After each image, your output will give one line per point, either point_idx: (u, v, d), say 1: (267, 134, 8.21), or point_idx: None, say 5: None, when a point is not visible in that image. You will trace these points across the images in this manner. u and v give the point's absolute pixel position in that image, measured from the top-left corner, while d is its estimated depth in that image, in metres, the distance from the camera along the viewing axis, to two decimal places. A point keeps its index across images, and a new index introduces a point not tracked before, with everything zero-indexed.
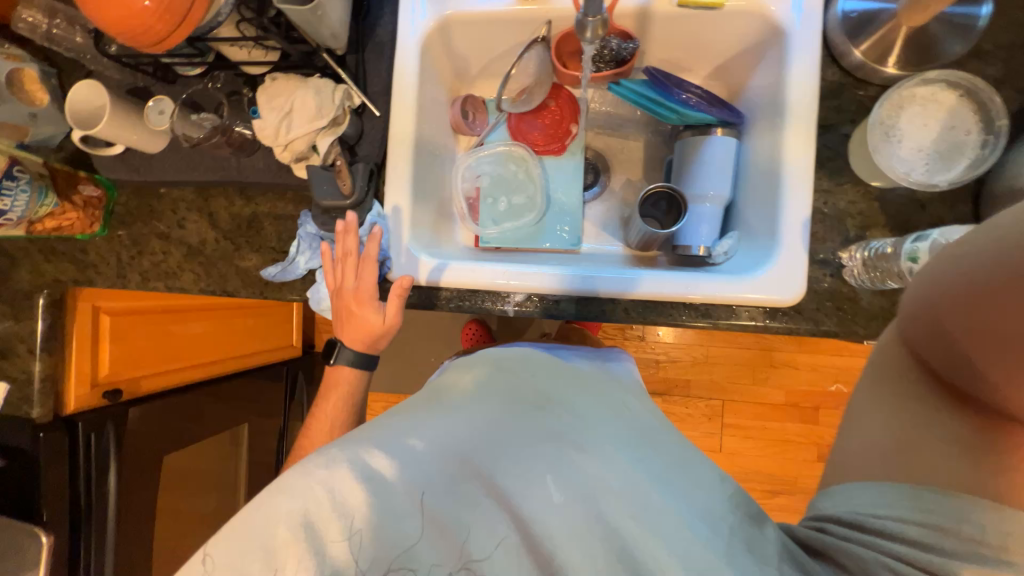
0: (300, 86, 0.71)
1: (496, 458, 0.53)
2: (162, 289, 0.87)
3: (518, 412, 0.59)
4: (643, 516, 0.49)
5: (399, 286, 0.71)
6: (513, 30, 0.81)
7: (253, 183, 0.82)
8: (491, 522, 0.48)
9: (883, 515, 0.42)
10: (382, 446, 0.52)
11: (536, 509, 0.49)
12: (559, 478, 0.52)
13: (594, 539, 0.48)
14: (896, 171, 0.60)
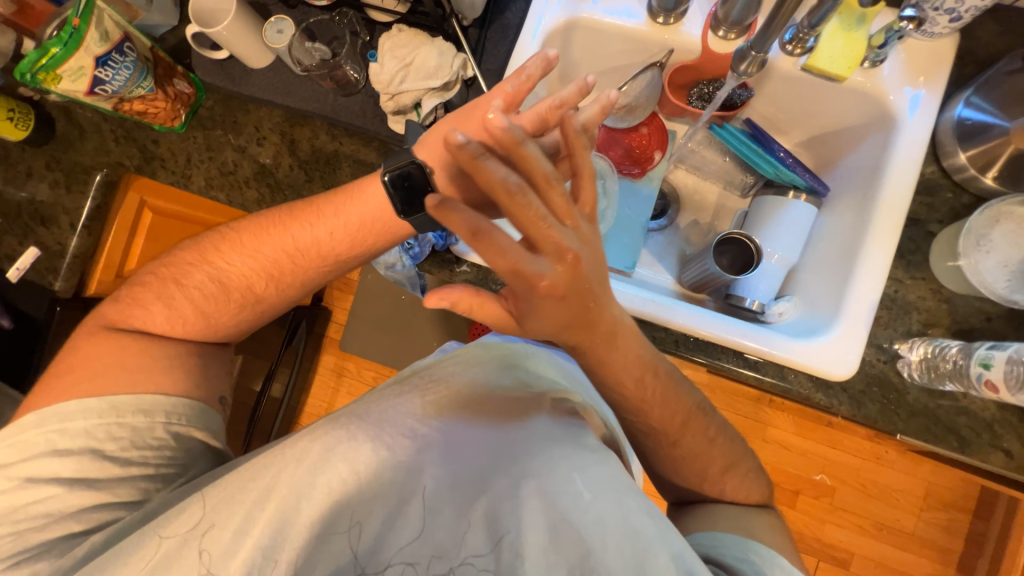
0: (425, 43, 0.72)
1: (511, 461, 0.59)
2: (222, 199, 0.87)
3: (535, 415, 0.65)
4: (660, 528, 0.55)
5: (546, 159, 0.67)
6: (634, 48, 0.82)
7: (343, 123, 0.83)
8: (510, 517, 0.55)
9: (721, 546, 0.60)
10: (395, 434, 0.58)
11: (565, 504, 0.55)
12: (585, 479, 0.58)
13: (618, 537, 0.53)
14: (982, 280, 0.62)
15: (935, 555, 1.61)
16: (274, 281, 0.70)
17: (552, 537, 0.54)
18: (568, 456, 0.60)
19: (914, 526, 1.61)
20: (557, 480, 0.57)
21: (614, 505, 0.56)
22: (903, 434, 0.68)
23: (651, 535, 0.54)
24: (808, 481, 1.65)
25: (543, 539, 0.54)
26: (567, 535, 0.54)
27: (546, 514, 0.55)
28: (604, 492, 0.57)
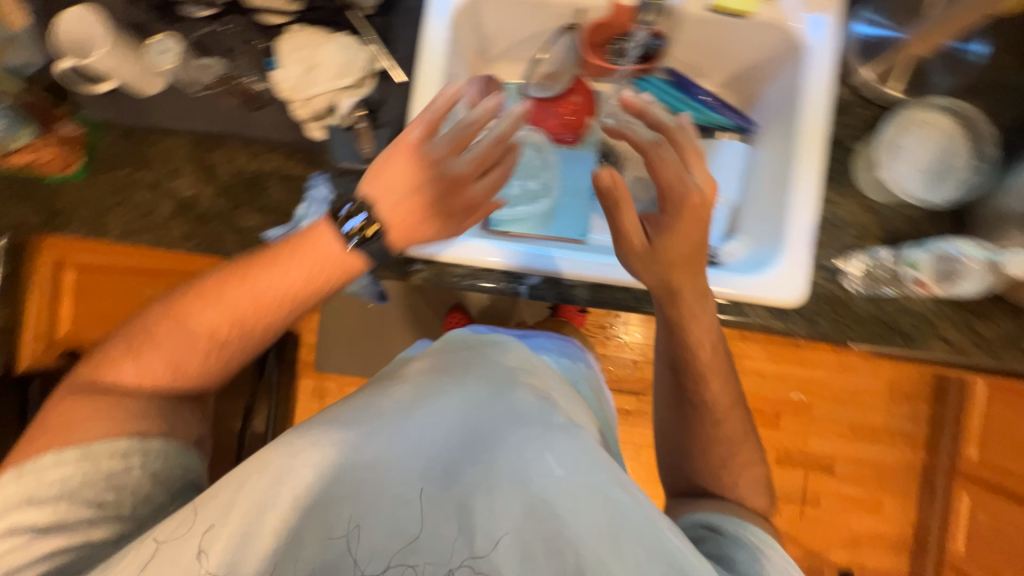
0: (326, 41, 0.70)
1: (485, 447, 0.56)
2: (144, 243, 0.80)
3: (505, 399, 0.62)
4: (640, 503, 0.52)
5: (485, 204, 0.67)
6: (540, 15, 0.82)
7: (260, 140, 0.78)
8: (486, 508, 0.51)
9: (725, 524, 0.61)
10: (362, 438, 0.56)
11: (539, 484, 0.52)
12: (557, 455, 0.54)
13: (594, 510, 0.51)
14: (900, 184, 0.67)
15: (906, 443, 1.75)
16: (241, 328, 0.64)
17: (532, 527, 0.50)
18: (539, 434, 0.57)
19: (884, 421, 1.75)
20: (531, 462, 0.54)
21: (589, 482, 0.52)
22: (857, 344, 0.73)
23: (629, 508, 0.51)
24: (786, 402, 1.76)
25: (521, 527, 0.50)
26: (546, 521, 0.50)
27: (521, 501, 0.52)
28: (577, 470, 0.53)
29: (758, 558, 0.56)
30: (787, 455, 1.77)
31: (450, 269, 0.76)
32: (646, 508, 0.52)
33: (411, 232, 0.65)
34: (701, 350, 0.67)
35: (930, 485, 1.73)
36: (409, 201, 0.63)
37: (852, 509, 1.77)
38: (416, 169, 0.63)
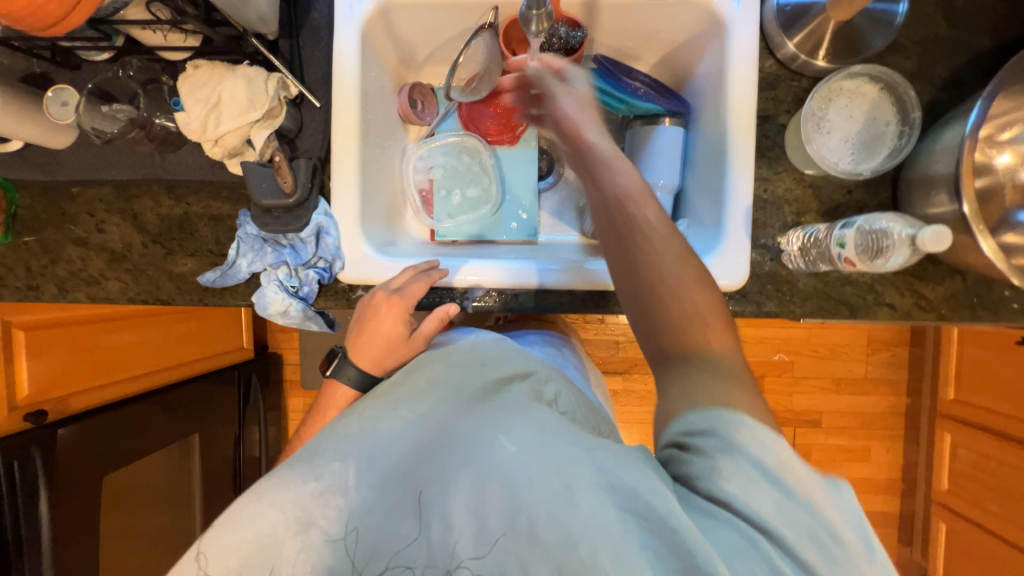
0: (227, 74, 0.65)
1: (450, 444, 0.53)
2: (84, 300, 0.79)
3: (463, 389, 0.59)
4: (620, 461, 0.46)
5: (445, 312, 0.70)
6: (458, 16, 0.78)
7: (182, 182, 0.75)
8: (458, 510, 0.49)
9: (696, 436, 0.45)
10: (318, 459, 0.51)
11: (502, 474, 0.49)
12: (511, 435, 0.51)
13: (548, 478, 0.47)
14: (826, 161, 0.64)
15: (889, 390, 1.76)
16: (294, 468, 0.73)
17: (510, 512, 0.47)
18: (494, 421, 0.54)
19: (866, 372, 1.75)
20: (492, 452, 0.51)
21: (553, 452, 0.49)
22: (804, 318, 0.73)
23: (608, 470, 0.46)
24: (769, 363, 1.76)
25: (499, 515, 0.48)
26: (523, 504, 0.47)
27: (494, 488, 0.49)
28: (536, 445, 0.50)
29: (727, 481, 0.41)
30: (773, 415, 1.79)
31: None
32: (623, 462, 0.46)
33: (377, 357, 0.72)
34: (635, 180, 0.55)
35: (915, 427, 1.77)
36: (388, 336, 0.71)
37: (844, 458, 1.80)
38: (400, 340, 0.71)
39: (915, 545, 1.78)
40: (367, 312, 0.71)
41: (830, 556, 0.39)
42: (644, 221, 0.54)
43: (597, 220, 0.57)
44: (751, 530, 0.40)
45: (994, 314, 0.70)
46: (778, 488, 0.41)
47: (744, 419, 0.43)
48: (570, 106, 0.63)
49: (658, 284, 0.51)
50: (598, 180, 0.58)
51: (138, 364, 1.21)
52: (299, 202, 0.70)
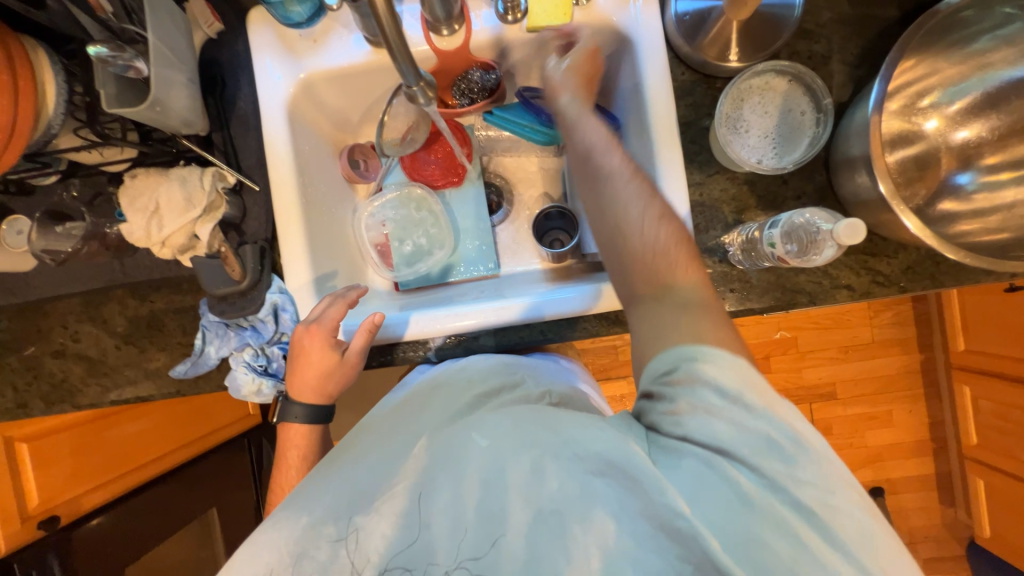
0: (162, 180, 0.68)
1: (434, 460, 0.57)
2: (70, 408, 0.82)
3: (442, 405, 0.65)
4: (585, 428, 0.52)
5: (371, 321, 0.71)
6: (379, 77, 0.81)
7: (143, 282, 0.78)
8: (443, 507, 0.53)
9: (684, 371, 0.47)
10: (318, 490, 0.57)
11: (478, 467, 0.55)
12: (482, 432, 0.57)
13: (520, 459, 0.53)
14: (747, 161, 0.66)
15: (900, 349, 1.69)
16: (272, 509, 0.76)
17: (489, 504, 0.52)
18: (466, 426, 0.59)
19: (872, 335, 1.68)
20: (463, 450, 0.56)
21: (521, 439, 0.55)
22: (766, 312, 0.72)
23: (569, 440, 0.52)
24: (772, 343, 1.70)
25: (480, 512, 0.52)
26: (496, 492, 0.53)
27: (476, 484, 0.54)
28: (505, 437, 0.55)
29: (700, 418, 0.46)
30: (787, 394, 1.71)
31: None
32: (585, 431, 0.52)
33: (315, 386, 0.73)
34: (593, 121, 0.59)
35: (934, 383, 1.70)
36: (321, 364, 0.71)
37: (867, 426, 1.72)
38: (334, 365, 0.71)
39: (959, 505, 1.69)
40: (294, 348, 0.72)
41: (797, 468, 0.44)
42: (635, 213, 0.54)
43: (596, 212, 0.56)
44: (726, 463, 0.45)
45: (955, 279, 0.69)
46: (749, 414, 0.45)
47: (709, 356, 0.47)
48: (591, 130, 0.59)
49: (643, 262, 0.53)
50: (601, 190, 0.56)
51: (147, 451, 1.23)
52: (251, 284, 0.73)
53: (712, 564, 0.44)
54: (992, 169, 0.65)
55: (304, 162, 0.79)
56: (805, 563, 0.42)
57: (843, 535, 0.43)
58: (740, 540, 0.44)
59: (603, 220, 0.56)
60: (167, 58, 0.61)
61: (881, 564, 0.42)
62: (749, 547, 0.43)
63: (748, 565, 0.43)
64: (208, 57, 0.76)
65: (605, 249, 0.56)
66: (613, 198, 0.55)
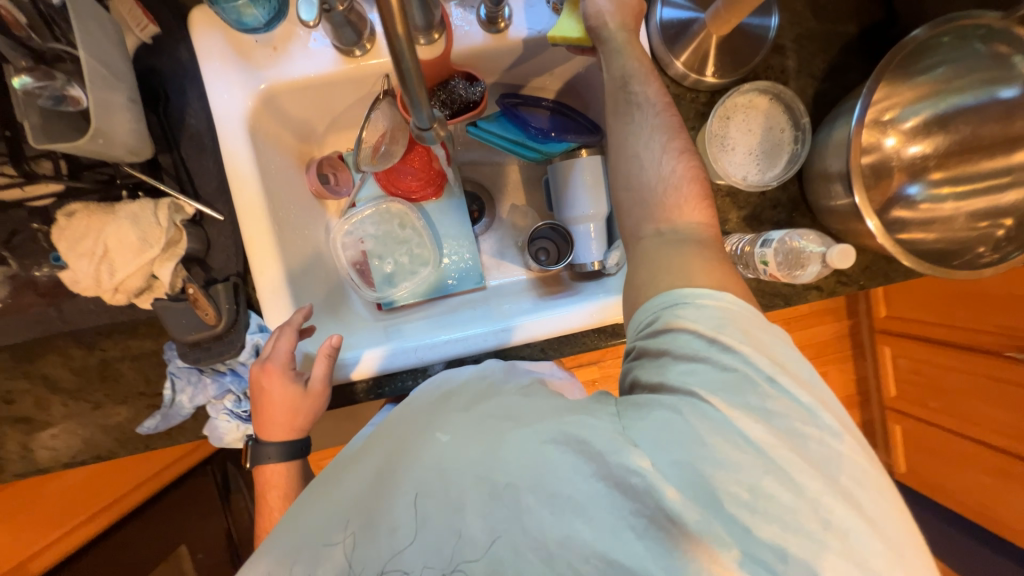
0: (109, 218, 0.59)
1: (398, 458, 0.55)
2: (11, 476, 0.71)
3: (418, 411, 0.62)
4: (539, 410, 0.53)
5: (327, 346, 0.68)
6: (348, 87, 0.73)
7: (90, 329, 0.68)
8: (424, 507, 0.50)
9: (679, 306, 0.52)
10: (305, 511, 0.54)
11: (441, 467, 0.51)
12: (445, 429, 0.54)
13: (482, 451, 0.51)
14: (734, 177, 0.69)
15: (833, 317, 1.89)
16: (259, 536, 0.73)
17: (452, 494, 0.49)
18: (427, 424, 0.57)
19: (810, 307, 1.86)
20: (429, 451, 0.53)
21: (482, 432, 0.52)
22: None
23: (529, 421, 0.52)
24: None
25: (439, 502, 0.49)
26: (453, 481, 0.50)
27: (438, 480, 0.50)
28: (468, 431, 0.53)
29: (673, 359, 0.50)
30: None
31: (350, 384, 0.75)
32: (542, 415, 0.53)
33: (286, 426, 0.69)
34: (633, 60, 0.61)
35: (860, 345, 1.92)
36: (286, 398, 0.67)
37: None
38: (299, 396, 0.67)
39: (880, 447, 1.96)
40: (254, 390, 0.68)
41: (752, 398, 0.47)
42: (654, 149, 0.58)
43: (617, 148, 0.61)
44: (687, 401, 0.48)
45: (905, 277, 0.77)
46: (717, 352, 0.49)
47: (688, 310, 0.51)
48: (628, 60, 0.62)
49: (654, 193, 0.58)
50: (625, 121, 0.60)
51: (99, 498, 1.10)
52: (227, 327, 0.66)
53: (674, 512, 0.45)
54: (936, 184, 0.71)
55: (271, 183, 0.72)
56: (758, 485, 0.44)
57: (812, 467, 0.45)
58: (698, 478, 0.45)
59: (622, 153, 0.60)
60: (102, 77, 0.52)
61: (833, 480, 0.44)
62: (711, 485, 0.44)
63: (714, 504, 0.44)
64: (144, 65, 0.65)
65: (618, 178, 0.61)
66: (642, 129, 0.59)
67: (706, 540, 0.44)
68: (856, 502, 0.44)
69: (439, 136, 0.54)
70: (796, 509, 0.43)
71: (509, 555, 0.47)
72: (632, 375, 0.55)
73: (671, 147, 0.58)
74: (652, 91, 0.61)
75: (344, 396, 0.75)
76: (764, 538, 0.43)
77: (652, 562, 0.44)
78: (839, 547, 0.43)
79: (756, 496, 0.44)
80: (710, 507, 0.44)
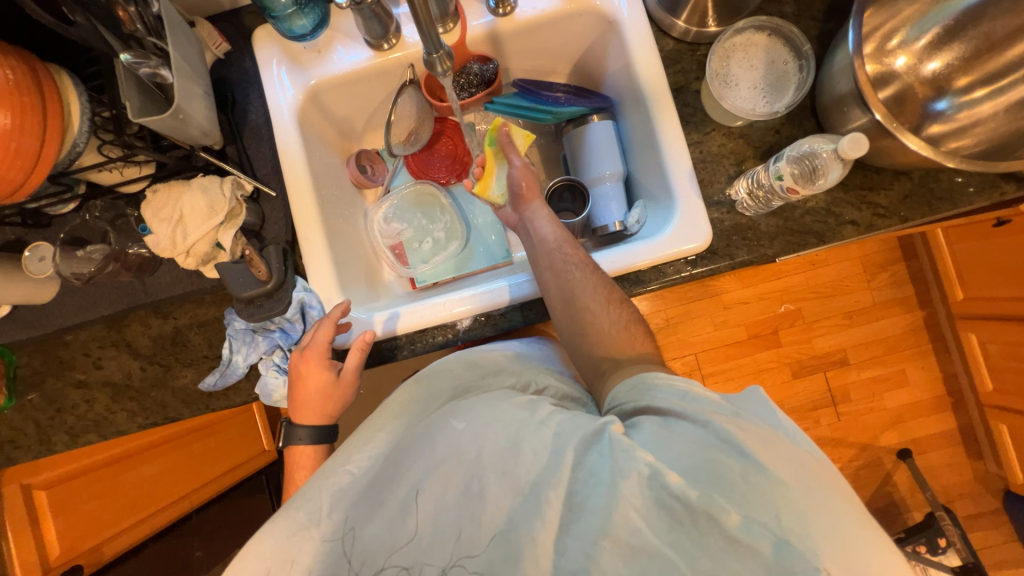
0: (184, 190, 0.70)
1: (411, 446, 0.57)
2: (97, 439, 0.80)
3: (424, 404, 0.65)
4: (558, 416, 0.54)
5: (361, 342, 0.73)
6: (380, 81, 0.84)
7: (165, 299, 0.78)
8: (428, 497, 0.51)
9: (655, 373, 0.56)
10: (314, 490, 0.55)
11: (454, 455, 0.53)
12: (459, 416, 0.57)
13: (492, 439, 0.52)
14: (744, 110, 0.71)
15: (902, 308, 1.71)
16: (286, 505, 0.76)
17: (464, 486, 0.51)
18: (444, 411, 0.60)
19: (871, 297, 1.71)
20: (440, 443, 0.55)
21: (494, 420, 0.54)
22: (779, 257, 0.74)
23: (548, 419, 0.53)
24: (778, 317, 1.72)
25: (459, 495, 0.50)
26: (471, 472, 0.51)
27: (458, 474, 0.51)
28: (480, 419, 0.55)
29: (657, 386, 0.53)
30: (799, 366, 1.72)
31: (386, 343, 0.78)
32: (563, 420, 0.53)
33: (320, 411, 0.75)
34: (551, 228, 0.74)
35: (940, 337, 1.72)
36: (321, 385, 0.73)
37: (883, 388, 1.72)
38: (331, 385, 0.73)
39: (987, 456, 1.68)
40: (293, 375, 0.75)
41: (726, 408, 0.48)
42: (577, 278, 0.68)
43: (563, 299, 0.68)
44: (677, 416, 0.49)
45: (953, 204, 0.72)
46: (695, 390, 0.51)
47: (663, 373, 0.56)
48: (546, 230, 0.74)
49: (592, 309, 0.66)
50: (564, 277, 0.69)
51: (171, 492, 1.16)
52: (277, 285, 0.73)
53: (681, 498, 0.43)
54: (965, 90, 0.70)
55: (316, 166, 0.82)
56: (761, 477, 0.42)
57: (809, 469, 0.44)
58: (702, 467, 0.44)
59: (568, 325, 0.68)
60: (185, 71, 0.65)
61: (826, 481, 0.43)
62: (712, 469, 0.44)
63: (726, 493, 0.42)
64: (218, 77, 0.80)
65: (571, 325, 0.67)
66: (561, 264, 0.70)
67: (707, 521, 0.42)
68: (855, 511, 0.42)
69: (446, 69, 0.61)
70: (799, 495, 0.41)
71: (526, 544, 0.46)
72: (618, 405, 0.56)
73: (581, 277, 0.68)
74: (564, 236, 0.73)
75: (380, 354, 0.79)
76: (762, 516, 0.41)
77: (662, 542, 0.43)
78: (853, 550, 0.39)
79: (752, 490, 0.42)
80: (714, 489, 0.43)
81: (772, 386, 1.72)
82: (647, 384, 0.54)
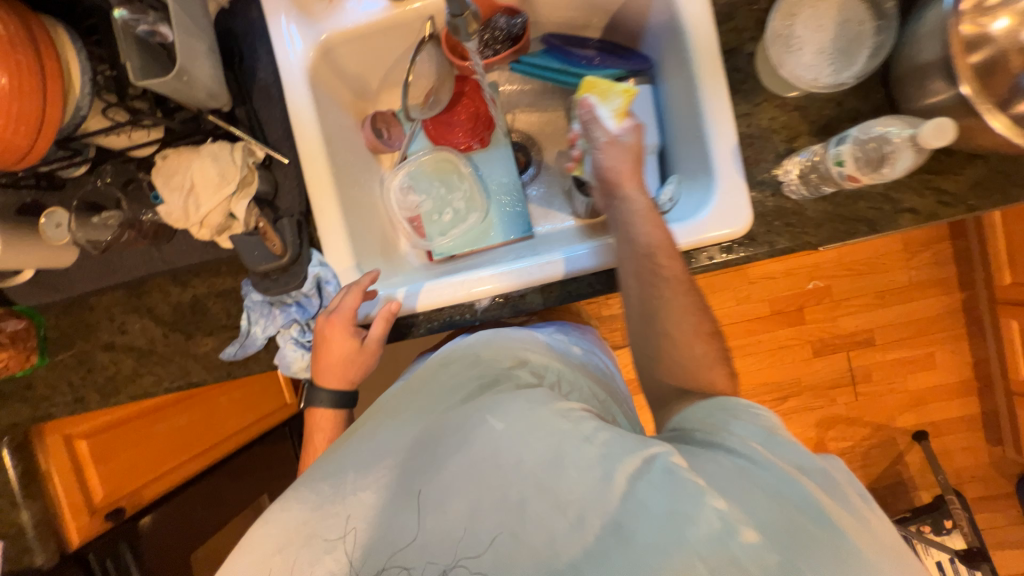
0: (193, 157, 0.68)
1: (444, 442, 0.54)
2: (126, 400, 0.83)
3: (450, 390, 0.62)
4: (615, 434, 0.50)
5: (388, 311, 0.72)
6: (398, 35, 0.77)
7: (184, 267, 0.78)
8: (460, 502, 0.49)
9: (735, 410, 0.53)
10: (343, 466, 0.55)
11: (495, 463, 0.50)
12: (497, 415, 0.54)
13: (534, 449, 0.50)
14: (804, 80, 0.63)
15: (940, 290, 1.63)
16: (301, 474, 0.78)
17: (497, 494, 0.48)
18: (481, 404, 0.57)
19: (908, 278, 1.62)
20: (479, 446, 0.52)
21: (537, 426, 0.51)
22: (823, 246, 0.68)
23: (598, 433, 0.50)
24: (805, 295, 1.65)
25: (493, 503, 0.48)
26: (509, 481, 0.48)
27: (499, 484, 0.49)
28: (520, 421, 0.52)
29: (736, 423, 0.51)
30: (822, 345, 1.68)
31: (403, 319, 0.77)
32: (625, 442, 0.49)
33: (342, 375, 0.75)
34: (652, 230, 0.61)
35: (976, 321, 1.64)
36: (345, 350, 0.73)
37: (906, 370, 1.68)
38: (354, 351, 0.73)
39: (1006, 442, 1.66)
40: (316, 339, 0.75)
41: (814, 473, 0.46)
42: (667, 293, 0.60)
43: (642, 311, 0.62)
44: (758, 463, 0.46)
45: None
46: (779, 440, 0.49)
47: (744, 408, 0.53)
48: (644, 228, 0.61)
49: (657, 321, 0.61)
50: (649, 291, 0.61)
51: (200, 441, 1.22)
52: (292, 259, 0.72)
53: (753, 557, 0.40)
54: None
55: (331, 131, 0.78)
56: (847, 557, 0.40)
57: (892, 554, 0.42)
58: (781, 525, 0.42)
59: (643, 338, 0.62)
60: (187, 25, 0.59)
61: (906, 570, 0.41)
62: (794, 533, 0.41)
63: (789, 555, 0.40)
64: (223, 29, 0.74)
65: (645, 335, 0.62)
66: (654, 272, 0.60)
67: None
68: None
69: None
70: None
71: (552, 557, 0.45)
72: (687, 432, 0.53)
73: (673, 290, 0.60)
74: (666, 242, 0.61)
75: (398, 331, 0.78)
76: None
77: None
78: None
79: (834, 566, 0.40)
80: (789, 550, 0.40)
81: (792, 363, 1.69)
82: (728, 420, 0.52)
